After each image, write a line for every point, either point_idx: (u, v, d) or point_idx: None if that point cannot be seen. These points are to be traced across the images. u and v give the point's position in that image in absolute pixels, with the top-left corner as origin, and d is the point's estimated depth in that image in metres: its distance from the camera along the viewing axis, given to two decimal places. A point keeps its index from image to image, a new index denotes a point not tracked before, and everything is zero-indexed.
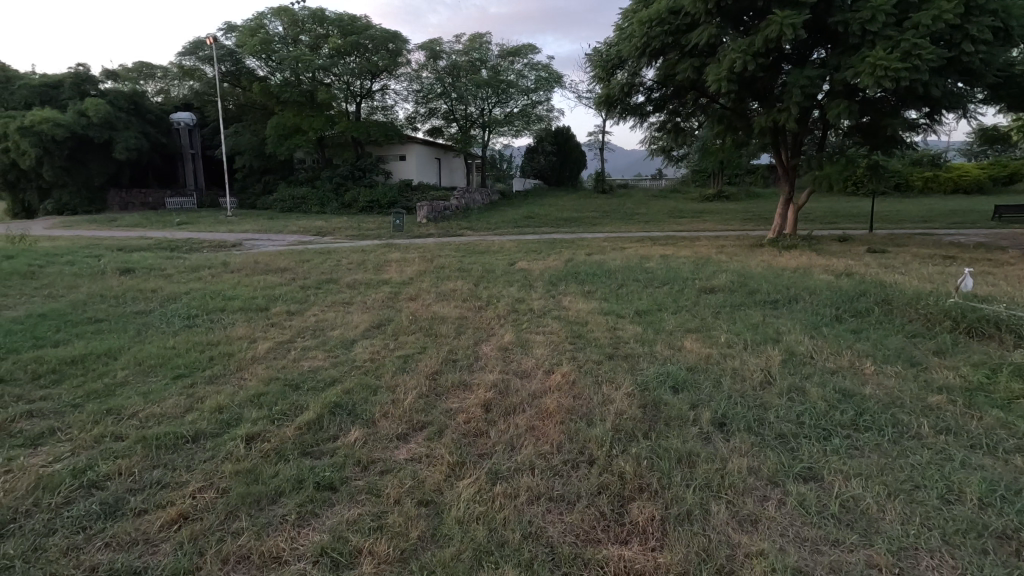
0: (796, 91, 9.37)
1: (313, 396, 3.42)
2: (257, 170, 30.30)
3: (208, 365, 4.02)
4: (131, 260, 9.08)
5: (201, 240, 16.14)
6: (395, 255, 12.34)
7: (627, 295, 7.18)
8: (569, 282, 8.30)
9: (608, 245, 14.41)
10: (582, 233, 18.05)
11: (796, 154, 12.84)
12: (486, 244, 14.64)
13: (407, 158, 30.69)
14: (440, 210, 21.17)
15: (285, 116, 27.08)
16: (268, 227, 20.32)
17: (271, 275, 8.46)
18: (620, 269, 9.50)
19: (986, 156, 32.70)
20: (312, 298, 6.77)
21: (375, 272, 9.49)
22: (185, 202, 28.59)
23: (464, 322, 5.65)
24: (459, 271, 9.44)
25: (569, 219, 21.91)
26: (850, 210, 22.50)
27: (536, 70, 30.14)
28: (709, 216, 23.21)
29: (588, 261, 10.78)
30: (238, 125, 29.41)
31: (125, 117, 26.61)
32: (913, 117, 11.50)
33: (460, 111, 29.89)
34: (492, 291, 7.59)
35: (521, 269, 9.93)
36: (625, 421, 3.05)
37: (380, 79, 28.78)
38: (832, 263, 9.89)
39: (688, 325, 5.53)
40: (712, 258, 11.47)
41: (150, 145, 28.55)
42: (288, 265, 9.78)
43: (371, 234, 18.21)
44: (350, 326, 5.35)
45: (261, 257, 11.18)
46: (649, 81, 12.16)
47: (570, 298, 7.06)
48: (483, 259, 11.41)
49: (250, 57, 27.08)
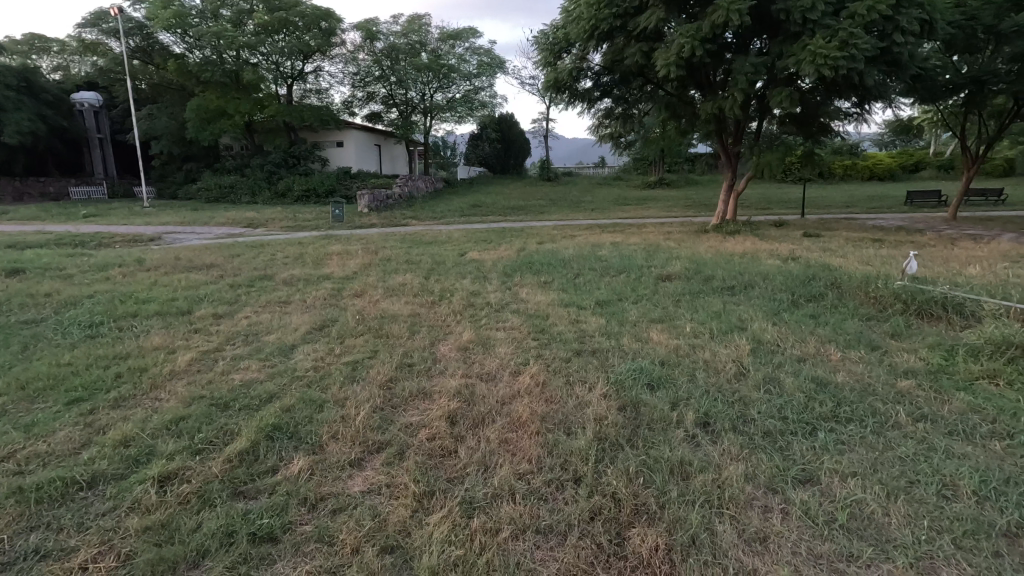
0: (741, 78, 9.47)
1: (246, 417, 2.92)
2: (176, 157, 27.83)
3: (113, 385, 3.37)
4: (22, 259, 7.88)
5: (113, 234, 14.53)
6: (336, 247, 11.58)
7: (585, 285, 6.97)
8: (524, 272, 8.00)
9: (558, 233, 14.24)
10: (530, 222, 17.82)
11: (738, 141, 13.15)
12: (432, 234, 14.08)
13: (345, 145, 29.16)
14: (382, 199, 20.26)
15: (207, 98, 24.96)
16: (192, 219, 18.69)
17: (194, 272, 7.59)
18: (575, 258, 9.32)
19: (895, 145, 35.39)
20: (244, 298, 6.08)
21: (315, 266, 8.78)
22: (93, 192, 25.83)
23: (418, 320, 5.21)
24: (407, 264, 8.91)
25: (516, 207, 21.64)
26: (781, 197, 23.67)
27: (478, 55, 29.47)
28: (652, 203, 23.66)
29: (541, 250, 10.52)
30: (153, 107, 26.83)
31: (15, 96, 23.54)
32: (843, 106, 12.00)
33: (400, 96, 28.76)
34: (445, 284, 7.16)
35: (473, 259, 9.52)
36: (607, 429, 2.77)
37: (313, 60, 27.14)
38: (776, 248, 10.17)
39: (652, 315, 5.38)
40: (661, 244, 11.53)
41: (48, 129, 25.49)
42: (215, 261, 8.86)
43: (308, 225, 17.11)
44: (289, 329, 4.79)
45: (184, 253, 10.12)
46: (596, 66, 11.98)
47: (527, 290, 6.76)
48: (431, 250, 10.90)
49: (164, 32, 24.64)
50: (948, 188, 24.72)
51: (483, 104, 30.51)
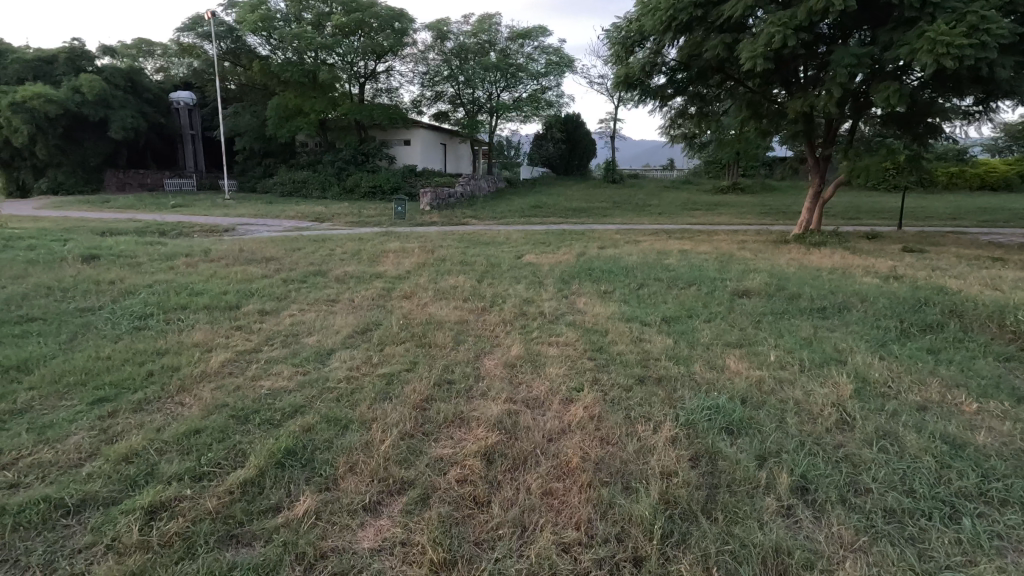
0: (840, 72, 8.42)
1: (265, 433, 2.65)
2: (257, 153, 29.44)
3: (141, 384, 3.22)
4: (103, 246, 8.31)
5: (193, 224, 15.37)
6: (393, 244, 11.57)
7: (650, 297, 6.34)
8: (583, 279, 7.46)
9: (621, 238, 13.50)
10: (592, 225, 17.16)
11: (830, 142, 11.84)
12: (490, 234, 13.80)
13: (412, 143, 29.65)
14: (444, 197, 20.31)
15: (287, 97, 26.18)
16: (265, 212, 19.57)
17: (251, 265, 7.64)
18: (638, 266, 8.64)
19: (1010, 151, 31.45)
20: (294, 295, 5.96)
21: (369, 263, 8.66)
22: (183, 184, 27.80)
23: (466, 329, 4.84)
24: (461, 265, 8.60)
25: (578, 209, 21.00)
26: (873, 206, 21.49)
27: (546, 54, 29.07)
28: (724, 209, 22.25)
29: (602, 256, 9.93)
30: (238, 105, 28.51)
31: (121, 95, 25.74)
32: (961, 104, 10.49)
33: (467, 95, 28.86)
34: (497, 289, 6.76)
35: (529, 263, 9.10)
36: (676, 489, 2.24)
37: (385, 60, 27.77)
38: (873, 263, 8.99)
39: (729, 340, 4.69)
40: (735, 254, 10.56)
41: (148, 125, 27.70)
42: (276, 255, 8.98)
43: (371, 221, 17.40)
44: (331, 331, 4.56)
45: (250, 245, 10.38)
46: (672, 60, 11.19)
47: (584, 300, 6.24)
48: (488, 251, 10.57)
49: (251, 34, 26.08)
50: None
51: (549, 104, 30.05)
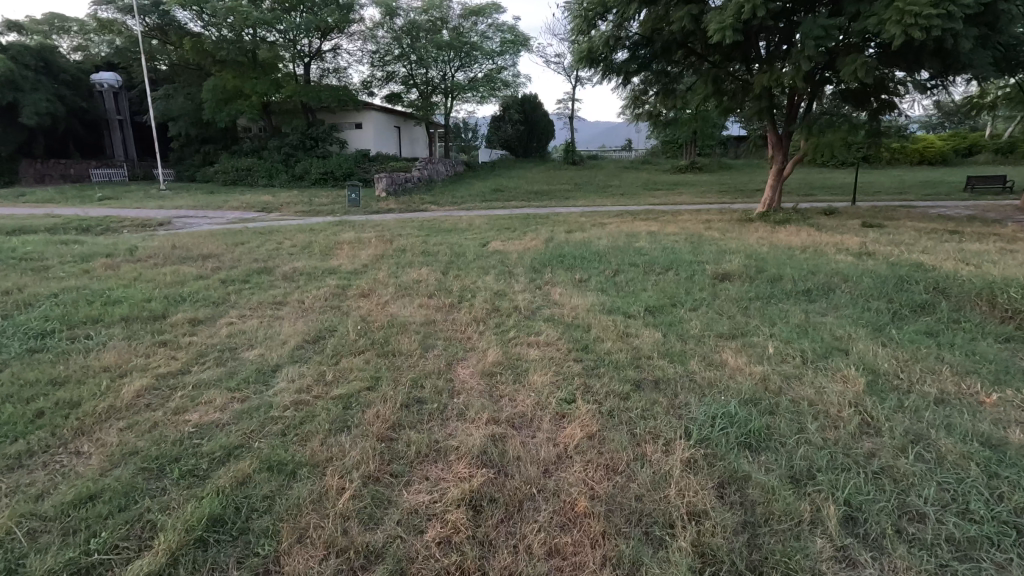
0: (807, 44, 8.21)
1: (185, 495, 2.06)
2: (194, 138, 27.36)
3: (22, 430, 2.53)
4: (7, 247, 7.22)
5: (122, 218, 13.98)
6: (348, 235, 10.78)
7: (628, 285, 5.97)
8: (556, 267, 7.02)
9: (587, 221, 13.15)
10: (556, 208, 16.77)
11: (792, 119, 11.76)
12: (452, 220, 13.16)
13: (364, 126, 28.27)
14: (400, 182, 19.39)
15: (224, 78, 24.30)
16: (205, 203, 18.15)
17: (185, 264, 6.79)
18: (611, 251, 8.28)
19: (944, 127, 33.06)
20: (234, 298, 5.23)
21: (322, 257, 7.93)
22: (112, 174, 25.56)
23: (434, 332, 4.29)
24: (424, 256, 7.99)
25: (540, 192, 20.53)
26: (826, 182, 22.01)
27: (501, 32, 28.13)
28: (684, 189, 22.32)
29: (571, 241, 9.52)
30: (170, 87, 26.29)
31: (33, 76, 23.22)
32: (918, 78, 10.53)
33: (420, 75, 27.62)
34: (464, 281, 6.23)
35: (495, 251, 8.58)
36: (710, 539, 1.86)
37: (330, 37, 26.15)
38: (841, 240, 8.97)
39: (722, 330, 4.34)
40: (704, 235, 10.38)
41: (67, 110, 25.19)
42: (215, 251, 8.09)
43: (323, 210, 16.38)
44: (277, 342, 3.92)
45: (186, 241, 9.39)
46: (635, 33, 10.74)
47: (560, 291, 5.80)
48: (451, 239, 9.98)
49: (180, 9, 23.94)
50: (1009, 174, 22.77)
51: (505, 84, 29.23)
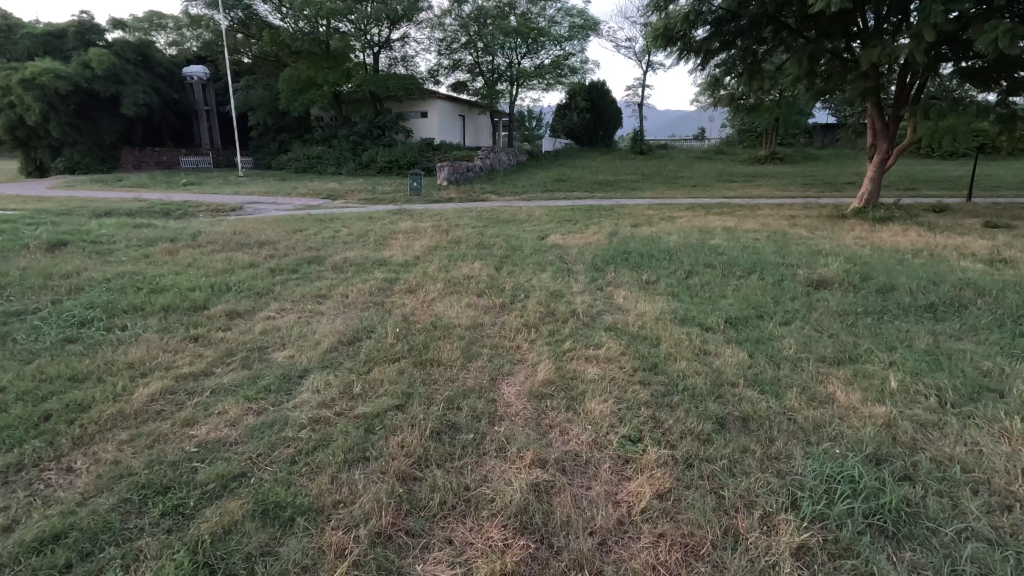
0: (934, 9, 6.95)
1: (162, 544, 1.73)
2: (271, 127, 28.61)
3: (20, 437, 2.31)
4: (87, 229, 7.56)
5: (200, 203, 14.67)
6: (405, 224, 10.60)
7: (704, 290, 5.24)
8: (621, 266, 6.37)
9: (654, 214, 12.26)
10: (621, 199, 15.89)
11: (903, 102, 10.25)
12: (511, 211, 12.72)
13: (429, 115, 28.35)
14: (462, 171, 19.17)
15: (298, 68, 25.12)
16: (277, 190, 18.80)
17: (242, 251, 6.76)
18: (683, 248, 7.48)
19: None
20: (280, 289, 5.03)
21: (376, 247, 7.71)
22: (199, 161, 27.26)
23: (480, 339, 3.84)
24: (479, 249, 7.58)
25: (605, 183, 19.63)
26: (933, 175, 19.50)
27: (570, 16, 27.16)
28: (763, 181, 20.61)
29: (637, 236, 8.77)
30: (250, 78, 27.58)
31: (133, 69, 25.03)
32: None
33: (486, 63, 27.22)
34: (519, 279, 5.74)
35: (554, 245, 8.04)
36: None
37: (399, 26, 26.29)
38: (961, 242, 7.66)
39: (823, 353, 3.58)
40: (790, 233, 9.28)
41: (161, 101, 27.07)
42: (274, 238, 8.09)
43: (385, 198, 16.45)
44: (313, 341, 3.63)
45: (250, 228, 9.54)
46: (719, 6, 9.69)
47: (624, 294, 5.18)
48: (509, 231, 9.52)
49: (261, 2, 24.95)
50: None
51: (573, 70, 28.27)
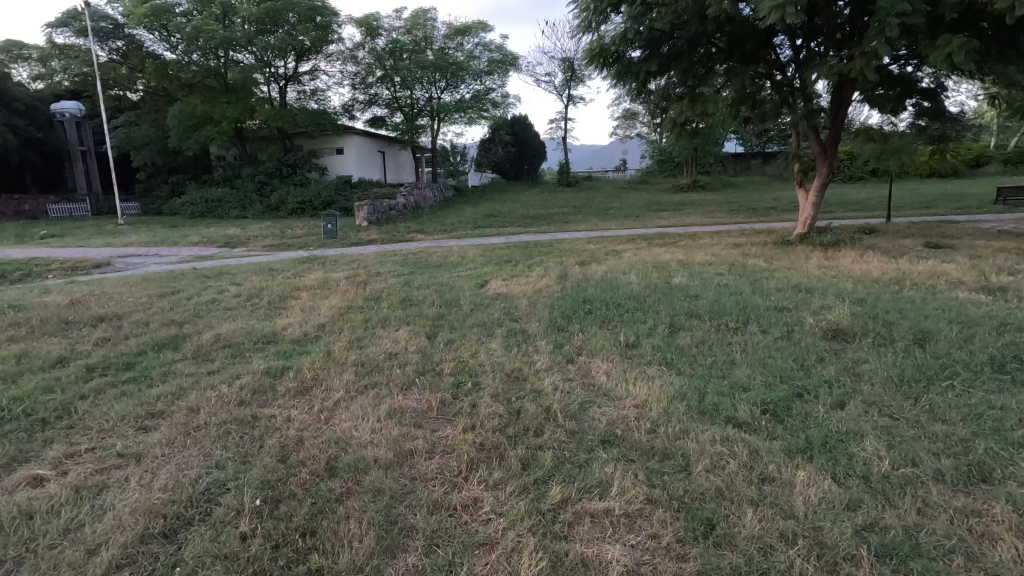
0: (890, 23, 6.54)
1: None
2: (162, 168, 25.46)
3: None
4: None
5: (54, 260, 11.90)
6: (315, 275, 8.82)
7: (705, 355, 4.06)
8: (586, 323, 5.08)
9: (598, 249, 11.36)
10: (557, 234, 15.00)
11: (837, 127, 10.29)
12: (441, 253, 11.26)
13: (345, 152, 26.47)
14: (384, 210, 17.50)
15: (191, 103, 22.55)
16: (163, 238, 16.06)
17: (59, 337, 4.73)
18: (649, 291, 6.36)
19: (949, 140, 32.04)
20: (86, 408, 3.19)
21: (268, 313, 5.93)
22: (73, 209, 23.57)
23: (413, 496, 2.31)
24: (404, 307, 6.01)
25: (538, 216, 18.78)
26: (847, 197, 20.45)
27: (489, 51, 26.73)
28: (690, 209, 20.80)
29: (591, 278, 7.64)
30: (134, 114, 24.45)
31: None
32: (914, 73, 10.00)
33: (405, 98, 26.04)
34: (462, 352, 4.30)
35: (498, 296, 6.69)
36: None
37: (308, 58, 24.50)
38: (928, 267, 7.22)
39: (938, 464, 2.40)
40: (749, 265, 8.61)
41: (20, 141, 23.21)
42: (124, 308, 6.03)
43: (295, 242, 14.43)
44: (86, 550, 1.92)
45: (101, 293, 7.34)
46: (654, 27, 9.06)
47: (604, 369, 3.89)
48: (441, 279, 8.05)
49: (142, 29, 22.26)
50: None
51: (495, 104, 27.74)
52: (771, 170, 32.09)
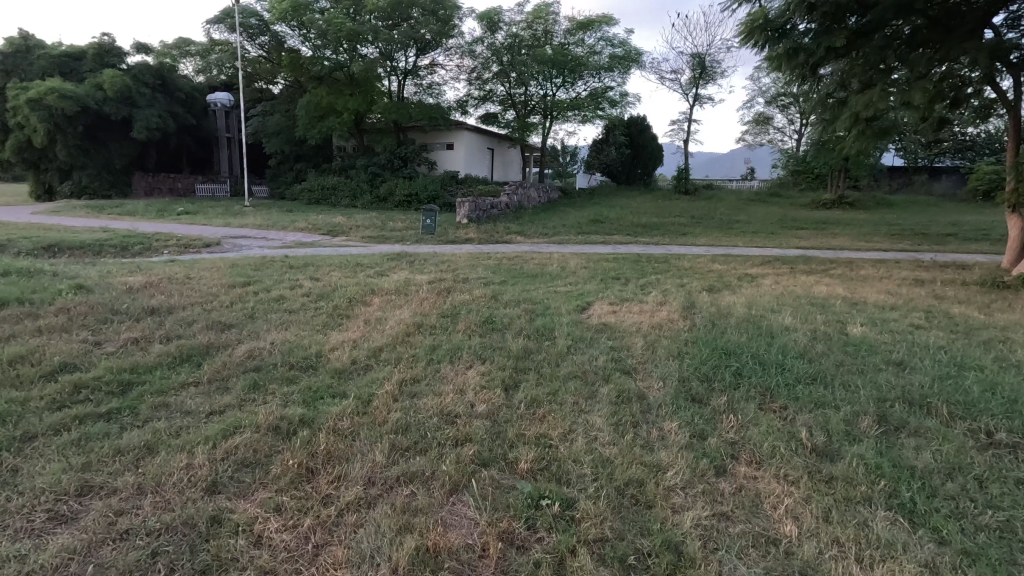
0: None
1: None
2: (290, 156, 27.10)
3: None
4: None
5: (173, 236, 12.40)
6: (399, 276, 7.93)
7: (979, 508, 2.28)
8: (738, 397, 3.43)
9: (727, 272, 9.36)
10: (673, 247, 13.05)
11: None
12: (539, 260, 9.96)
13: (455, 147, 26.31)
14: (484, 208, 16.60)
15: (319, 95, 23.56)
16: (274, 222, 16.52)
17: (88, 334, 4.09)
18: (822, 346, 4.50)
19: None
20: (16, 462, 2.31)
21: (328, 323, 5.02)
22: (215, 189, 25.88)
23: None
24: (485, 333, 4.75)
25: (650, 225, 16.82)
26: None
27: (612, 46, 24.94)
28: (838, 229, 17.51)
29: (726, 313, 5.85)
30: (270, 104, 26.20)
31: (149, 94, 23.77)
32: None
33: (520, 95, 25.17)
34: (553, 427, 2.92)
35: (604, 327, 5.19)
36: None
37: (428, 53, 24.53)
38: None
39: None
40: (956, 314, 6.27)
41: (179, 126, 25.85)
42: (184, 300, 5.44)
43: (393, 235, 13.98)
44: None
45: (181, 277, 6.97)
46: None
47: (784, 507, 2.31)
48: (535, 295, 6.69)
49: (283, 25, 23.56)
50: None
51: (613, 103, 25.86)
52: (940, 189, 26.75)
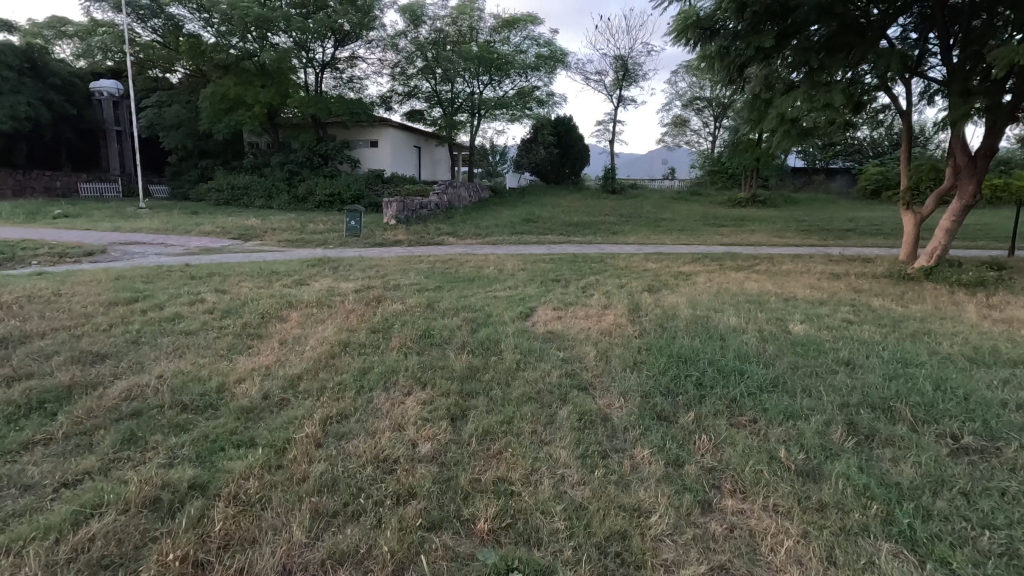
0: None
1: None
2: (193, 152, 24.64)
3: None
4: None
5: (45, 244, 10.63)
6: (321, 284, 7.15)
7: (978, 532, 2.11)
8: (706, 412, 3.17)
9: (663, 270, 9.38)
10: (607, 246, 13.06)
11: (992, 135, 8.11)
12: (475, 262, 9.49)
13: (379, 144, 25.13)
14: (413, 208, 15.84)
15: (224, 85, 21.53)
16: (174, 226, 14.76)
17: None
18: (774, 348, 4.40)
19: None
20: None
21: (234, 346, 4.24)
22: (104, 189, 22.97)
23: None
24: (423, 349, 4.22)
25: (582, 224, 16.86)
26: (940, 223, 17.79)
27: (538, 45, 24.89)
28: (754, 226, 18.52)
29: (673, 315, 5.69)
30: (167, 94, 23.62)
31: (16, 78, 20.56)
32: None
33: (446, 92, 24.45)
34: (514, 468, 2.48)
35: (552, 336, 4.82)
36: None
37: (347, 44, 23.19)
38: None
39: None
40: (878, 307, 6.56)
41: (55, 117, 22.64)
42: (46, 325, 4.42)
43: (314, 238, 12.90)
44: None
45: (47, 294, 5.78)
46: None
47: (785, 550, 2.03)
48: (474, 302, 6.21)
49: (180, 6, 21.26)
50: None
51: (540, 102, 25.84)
52: (836, 188, 29.30)
